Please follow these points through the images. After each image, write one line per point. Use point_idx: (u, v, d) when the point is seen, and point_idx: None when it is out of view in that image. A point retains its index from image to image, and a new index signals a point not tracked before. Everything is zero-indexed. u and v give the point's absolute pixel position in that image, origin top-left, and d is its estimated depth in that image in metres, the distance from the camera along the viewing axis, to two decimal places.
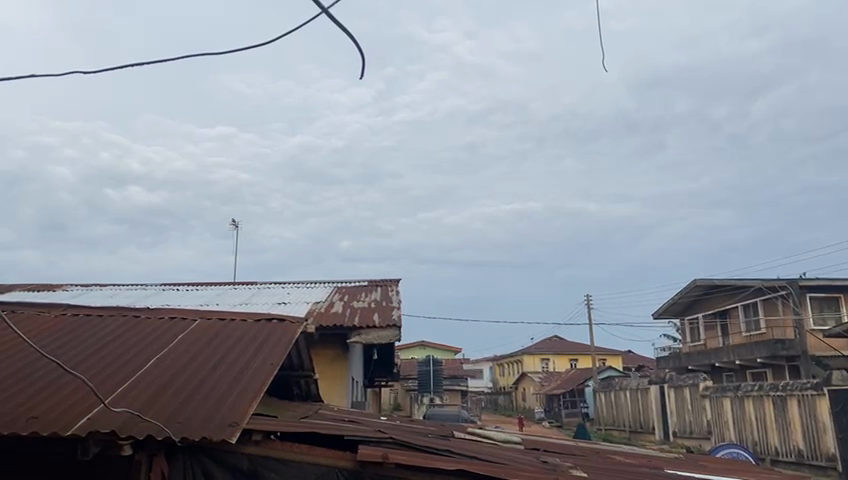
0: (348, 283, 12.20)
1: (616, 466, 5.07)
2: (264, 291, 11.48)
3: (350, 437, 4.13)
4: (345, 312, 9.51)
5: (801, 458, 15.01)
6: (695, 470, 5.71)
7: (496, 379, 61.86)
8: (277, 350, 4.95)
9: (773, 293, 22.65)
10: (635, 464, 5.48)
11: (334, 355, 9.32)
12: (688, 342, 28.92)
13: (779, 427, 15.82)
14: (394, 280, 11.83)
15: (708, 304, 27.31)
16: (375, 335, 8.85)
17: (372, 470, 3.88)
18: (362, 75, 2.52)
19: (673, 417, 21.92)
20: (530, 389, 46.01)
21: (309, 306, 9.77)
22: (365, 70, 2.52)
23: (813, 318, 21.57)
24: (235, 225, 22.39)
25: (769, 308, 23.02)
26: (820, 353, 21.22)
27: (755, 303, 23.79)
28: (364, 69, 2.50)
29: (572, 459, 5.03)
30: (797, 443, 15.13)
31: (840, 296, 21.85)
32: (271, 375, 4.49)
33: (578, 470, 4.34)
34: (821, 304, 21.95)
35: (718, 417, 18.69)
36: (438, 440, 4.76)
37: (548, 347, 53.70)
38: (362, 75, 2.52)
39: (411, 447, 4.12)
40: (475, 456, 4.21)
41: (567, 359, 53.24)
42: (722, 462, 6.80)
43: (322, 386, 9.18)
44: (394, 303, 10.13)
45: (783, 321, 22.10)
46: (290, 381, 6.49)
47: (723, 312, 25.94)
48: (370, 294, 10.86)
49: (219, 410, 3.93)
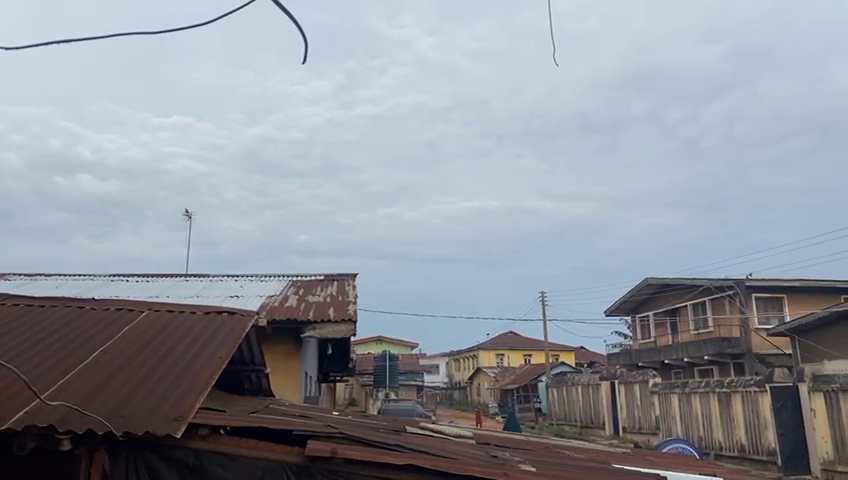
0: (303, 277, 12.07)
1: (566, 460, 5.14)
2: (218, 284, 11.24)
3: (299, 431, 4.07)
4: (300, 306, 9.40)
5: (743, 453, 15.50)
6: (644, 464, 5.81)
7: (452, 374, 62.26)
8: (226, 343, 4.88)
9: (721, 292, 23.29)
10: (585, 459, 5.56)
11: (287, 349, 9.22)
12: (639, 339, 29.51)
13: (724, 423, 16.29)
14: (351, 274, 11.73)
15: (659, 303, 27.95)
16: (330, 330, 8.75)
17: (320, 466, 3.84)
18: (303, 60, 2.11)
19: (623, 412, 22.40)
20: (485, 384, 46.40)
21: (263, 300, 9.62)
22: (305, 53, 2.11)
23: (758, 317, 22.24)
24: (187, 215, 21.83)
25: (717, 307, 23.68)
26: (763, 350, 22.03)
27: (704, 302, 24.44)
28: (305, 54, 2.11)
29: (521, 454, 5.07)
30: (740, 439, 15.62)
31: (784, 296, 22.54)
32: (220, 368, 4.41)
33: (527, 465, 4.38)
34: (766, 303, 22.63)
35: (667, 412, 19.14)
36: (388, 435, 4.74)
37: (503, 343, 54.22)
38: (302, 61, 2.12)
39: (360, 441, 4.10)
40: (423, 451, 4.21)
41: (521, 354, 53.79)
42: (670, 457, 6.93)
43: (274, 381, 9.09)
44: (350, 298, 10.06)
45: (731, 319, 22.79)
46: (240, 376, 6.40)
47: (673, 310, 26.57)
48: (325, 288, 10.76)
49: (163, 404, 3.84)
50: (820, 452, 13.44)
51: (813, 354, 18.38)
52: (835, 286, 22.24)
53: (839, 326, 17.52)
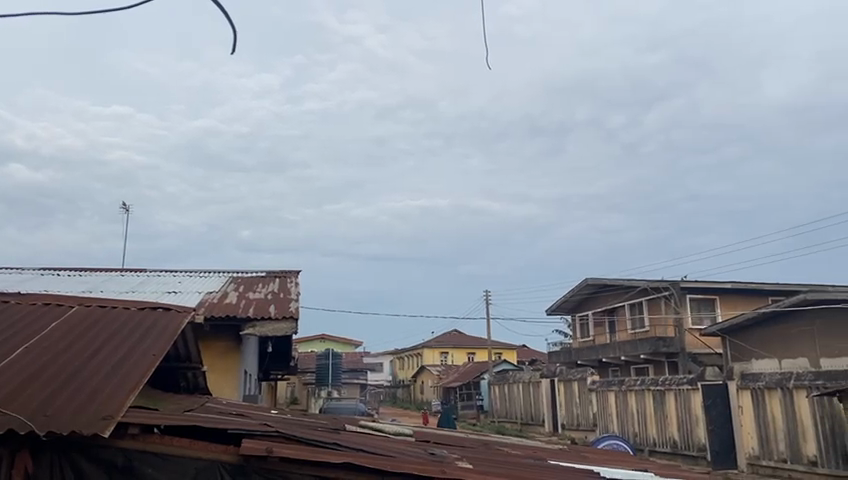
0: (244, 273, 11.87)
1: (503, 457, 5.19)
2: (155, 279, 10.93)
3: (234, 430, 3.99)
4: (240, 303, 9.24)
5: (675, 449, 16.03)
6: (578, 460, 5.92)
7: (396, 372, 62.30)
8: (161, 339, 4.75)
9: (657, 293, 24.03)
10: (522, 456, 5.63)
11: (226, 347, 9.05)
12: (578, 338, 30.16)
13: (658, 419, 16.81)
14: (294, 271, 11.60)
15: (598, 303, 28.62)
16: (270, 328, 8.60)
17: (255, 464, 3.79)
18: (233, 47, 2.40)
19: (562, 409, 22.87)
20: (429, 382, 46.59)
21: (202, 297, 9.41)
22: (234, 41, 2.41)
23: (691, 317, 23.05)
24: (124, 207, 21.11)
25: (653, 307, 24.43)
26: (695, 349, 22.84)
27: (641, 302, 25.17)
28: (234, 44, 2.40)
29: (458, 451, 5.10)
30: (672, 435, 16.15)
31: (716, 298, 23.39)
32: (152, 365, 4.30)
33: (464, 461, 4.41)
34: (700, 304, 23.46)
35: (604, 409, 19.60)
36: (327, 434, 4.69)
37: (446, 341, 54.57)
38: (231, 50, 2.40)
39: (295, 440, 4.05)
40: (360, 449, 4.19)
41: (465, 352, 54.22)
42: (603, 452, 7.11)
43: (212, 380, 8.92)
44: (292, 295, 9.94)
45: (665, 319, 23.58)
46: (176, 374, 6.24)
47: (612, 310, 27.26)
48: (267, 285, 10.61)
49: (91, 402, 3.71)
50: (747, 447, 14.03)
51: (741, 353, 19.19)
52: (763, 288, 23.22)
53: (765, 328, 18.37)
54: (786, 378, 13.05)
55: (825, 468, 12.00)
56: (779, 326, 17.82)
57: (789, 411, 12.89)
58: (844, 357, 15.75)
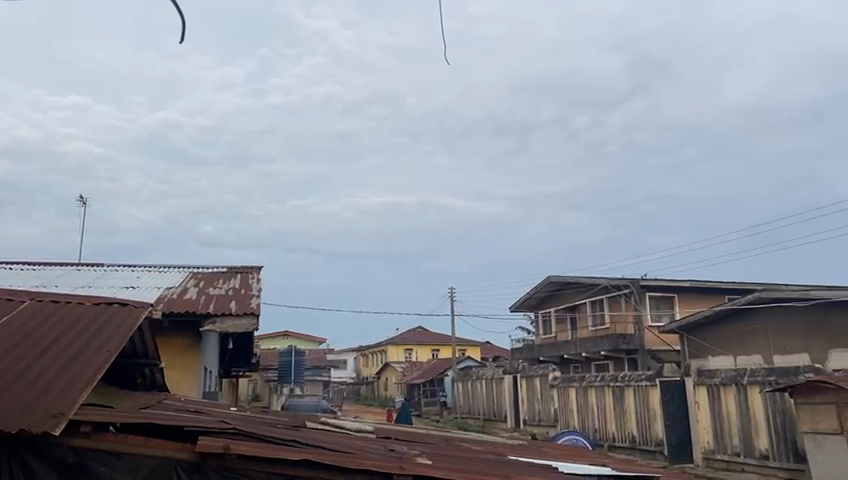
0: (205, 268, 11.70)
1: (463, 453, 5.22)
2: (112, 274, 10.69)
3: (190, 427, 3.93)
4: (200, 298, 9.10)
5: (634, 444, 16.34)
6: (537, 456, 5.97)
7: (360, 369, 62.17)
8: (116, 335, 4.64)
9: (618, 291, 24.43)
10: (482, 451, 5.67)
11: (186, 343, 8.91)
12: (541, 334, 30.48)
13: (617, 415, 17.11)
14: (256, 267, 11.47)
15: (560, 300, 28.97)
16: (231, 324, 8.47)
17: (212, 462, 3.74)
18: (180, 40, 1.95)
19: (524, 405, 23.10)
20: (393, 379, 46.63)
21: (160, 293, 9.22)
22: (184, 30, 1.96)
23: (650, 315, 23.50)
24: (81, 200, 20.59)
25: (614, 305, 24.83)
26: (655, 346, 23.28)
27: (602, 299, 25.56)
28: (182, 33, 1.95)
29: (418, 447, 5.12)
30: (631, 430, 16.45)
31: (674, 296, 23.88)
32: (106, 361, 4.20)
33: (424, 457, 4.43)
34: (659, 302, 23.93)
35: (564, 405, 19.86)
36: (286, 431, 4.66)
37: (411, 338, 54.63)
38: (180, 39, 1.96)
39: (254, 437, 4.01)
40: (319, 445, 4.17)
41: (429, 349, 54.36)
42: (562, 448, 7.18)
43: (170, 377, 8.77)
44: (253, 291, 9.82)
45: (626, 316, 23.96)
46: (132, 371, 6.13)
47: (573, 307, 27.63)
48: (228, 281, 10.47)
49: (42, 400, 3.62)
50: (703, 441, 14.35)
51: (698, 350, 19.63)
52: (720, 287, 23.77)
53: (721, 325, 18.82)
54: (740, 375, 13.39)
55: (776, 462, 12.37)
56: (735, 324, 18.27)
57: (743, 407, 13.23)
58: (796, 354, 16.24)
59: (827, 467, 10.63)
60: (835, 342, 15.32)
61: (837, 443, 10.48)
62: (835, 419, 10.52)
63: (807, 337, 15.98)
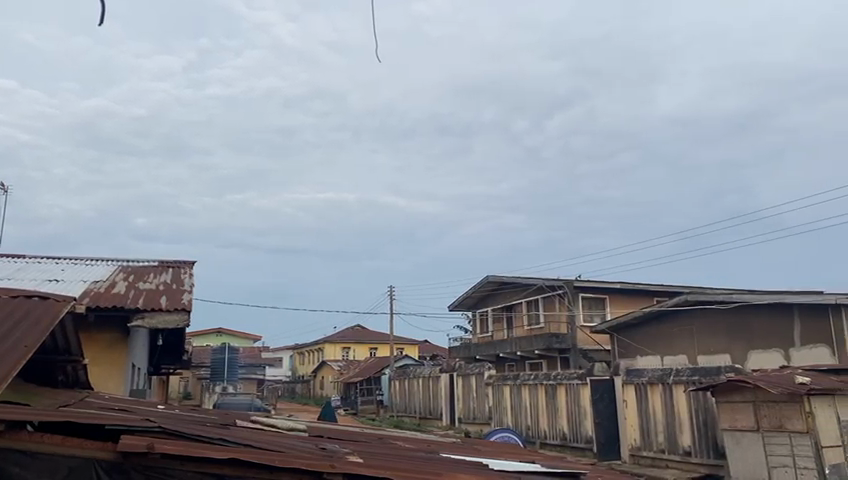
0: (136, 262, 11.32)
1: (395, 451, 5.20)
2: (34, 267, 10.21)
3: (112, 426, 3.79)
4: (128, 293, 8.81)
5: (564, 441, 16.73)
6: (469, 453, 6.01)
7: (296, 368, 61.47)
8: (35, 330, 4.43)
9: (552, 291, 24.94)
10: (414, 449, 5.67)
11: (112, 339, 8.62)
12: (478, 334, 30.81)
13: (548, 413, 17.49)
14: (188, 262, 11.18)
15: (497, 299, 29.36)
16: (161, 320, 8.23)
17: (135, 461, 3.62)
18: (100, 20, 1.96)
19: (460, 403, 23.32)
20: (330, 378, 46.30)
21: (86, 286, 8.87)
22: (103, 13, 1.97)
23: (583, 315, 24.10)
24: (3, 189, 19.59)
25: (549, 305, 25.35)
26: (586, 346, 23.89)
27: (537, 300, 26.06)
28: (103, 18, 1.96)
29: (350, 445, 5.07)
30: (562, 428, 16.83)
31: (606, 297, 24.54)
32: (24, 357, 4.00)
33: (355, 456, 4.40)
34: (591, 302, 24.56)
35: (498, 403, 20.15)
36: (215, 429, 4.57)
37: (348, 336, 54.38)
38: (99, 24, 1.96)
39: (180, 436, 3.91)
40: (248, 444, 4.10)
41: (367, 347, 54.19)
42: (494, 445, 7.26)
43: (95, 374, 8.48)
44: (186, 287, 9.57)
45: (560, 316, 24.53)
46: (53, 368, 5.88)
47: (510, 307, 28.06)
48: (159, 276, 10.16)
49: None
50: (630, 438, 14.81)
51: (627, 350, 20.24)
52: (650, 288, 24.55)
53: (649, 326, 19.49)
54: (666, 374, 13.85)
55: (698, 458, 12.89)
56: (662, 325, 18.94)
57: (668, 405, 13.72)
58: (718, 354, 16.94)
59: (744, 463, 11.14)
60: (755, 343, 16.03)
61: (753, 440, 11.01)
62: (752, 417, 11.05)
63: (730, 337, 16.67)
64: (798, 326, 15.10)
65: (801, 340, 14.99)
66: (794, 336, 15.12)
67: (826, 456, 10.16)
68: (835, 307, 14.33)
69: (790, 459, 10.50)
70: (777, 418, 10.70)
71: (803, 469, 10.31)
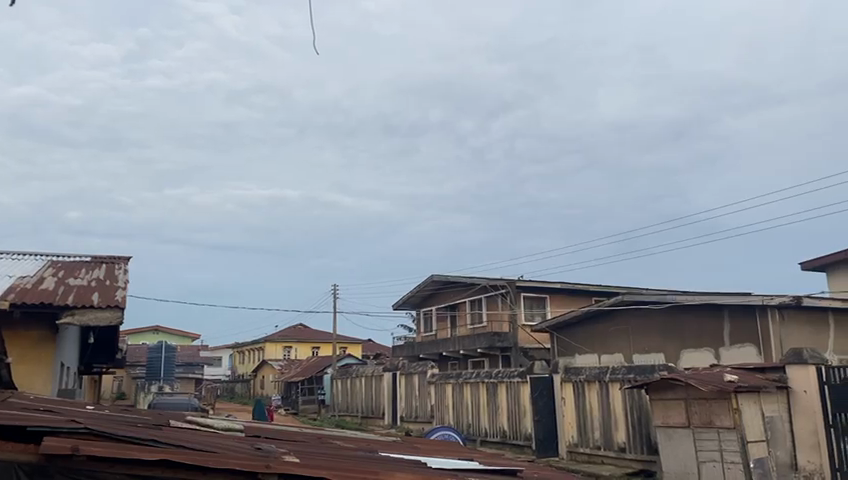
0: (67, 258, 10.88)
1: (334, 451, 5.15)
2: None
3: (35, 428, 3.63)
4: (58, 290, 8.45)
5: (504, 438, 16.94)
6: (408, 452, 6.01)
7: (236, 367, 60.38)
8: None
9: (495, 291, 25.23)
10: (353, 448, 5.63)
11: (39, 338, 8.26)
12: (421, 332, 30.91)
13: (489, 411, 17.68)
14: (123, 258, 10.81)
15: (441, 298, 29.53)
16: (92, 317, 7.93)
17: (59, 463, 3.47)
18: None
19: (402, 402, 23.34)
20: (270, 377, 45.66)
21: (12, 282, 8.48)
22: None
23: (525, 314, 24.48)
24: None
25: (492, 304, 25.65)
26: (527, 345, 24.28)
27: (480, 299, 26.33)
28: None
29: (287, 446, 4.99)
30: (502, 425, 17.04)
31: (547, 296, 24.97)
32: None
33: (292, 456, 4.34)
34: (532, 301, 24.96)
35: (441, 401, 20.25)
36: (147, 430, 4.43)
37: (290, 335, 53.72)
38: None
39: (108, 437, 3.77)
40: (181, 445, 3.99)
41: (309, 347, 53.63)
42: (433, 443, 7.29)
43: (20, 374, 8.13)
44: (119, 283, 9.24)
45: (502, 315, 24.86)
46: None
47: (453, 306, 28.25)
48: (91, 272, 9.78)
49: None
50: (568, 435, 15.10)
51: (567, 349, 20.65)
52: (589, 289, 25.12)
53: (587, 325, 19.94)
54: (604, 372, 14.19)
55: (633, 454, 13.26)
56: (600, 324, 19.40)
57: (605, 402, 14.06)
58: (652, 353, 17.48)
59: (675, 458, 11.51)
60: (687, 342, 16.60)
61: (685, 436, 11.38)
62: (684, 413, 11.42)
63: (663, 337, 17.22)
64: (728, 326, 15.71)
65: (730, 339, 15.60)
66: (723, 336, 15.73)
67: (750, 450, 10.64)
68: (761, 308, 14.97)
69: (718, 454, 10.91)
70: (706, 415, 11.12)
71: (730, 464, 10.74)
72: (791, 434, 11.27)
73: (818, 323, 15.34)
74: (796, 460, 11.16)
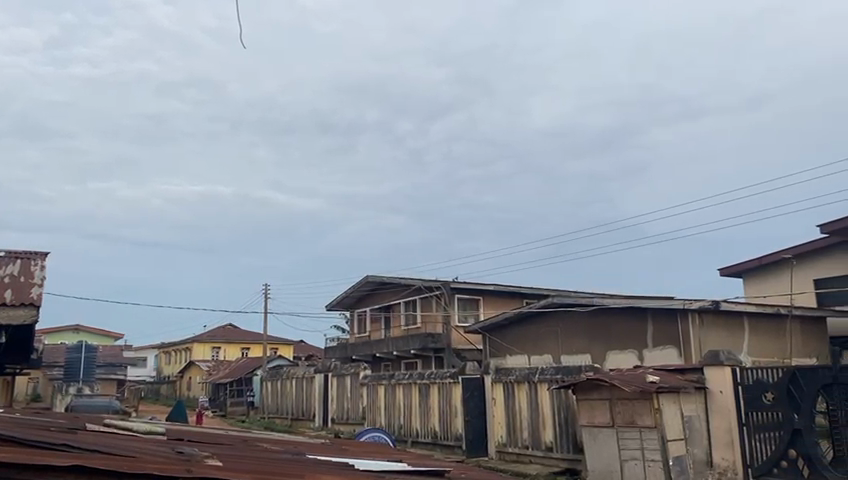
0: None
1: (259, 453, 5.05)
2: None
3: None
4: None
5: (435, 439, 17.04)
6: (336, 453, 5.95)
7: (161, 368, 58.55)
8: None
9: (430, 292, 25.35)
10: (280, 451, 5.53)
11: None
12: (354, 333, 30.73)
13: (421, 412, 17.74)
14: (39, 253, 10.27)
15: (375, 299, 29.46)
16: (4, 315, 7.54)
17: None
18: None
19: (333, 404, 23.14)
20: (198, 378, 44.49)
21: None
22: None
23: (458, 315, 24.69)
24: None
25: (426, 305, 25.77)
26: (460, 346, 24.49)
27: (414, 300, 26.41)
28: None
29: (211, 448, 4.86)
30: (434, 427, 17.14)
31: (480, 298, 25.26)
32: None
33: (215, 459, 4.24)
34: (465, 303, 25.19)
35: (372, 402, 20.19)
36: (62, 434, 4.22)
37: (219, 335, 52.48)
38: None
39: (16, 442, 3.58)
40: (96, 449, 3.82)
41: (238, 347, 52.53)
42: (362, 445, 7.23)
43: None
44: (36, 280, 8.79)
45: (436, 316, 25.02)
46: None
47: (387, 307, 28.23)
48: (5, 267, 9.27)
49: None
50: (497, 435, 15.32)
51: (498, 350, 20.95)
52: (521, 291, 25.56)
53: (518, 326, 20.27)
54: (532, 373, 14.46)
55: (559, 453, 13.57)
56: (530, 325, 19.75)
57: (533, 403, 14.33)
58: (580, 354, 17.95)
59: (599, 457, 11.85)
60: (613, 344, 17.10)
61: (608, 435, 11.72)
62: (608, 413, 11.77)
63: (590, 338, 17.69)
64: (651, 329, 16.26)
65: (653, 341, 16.17)
66: (647, 337, 16.29)
67: (670, 448, 11.06)
68: (682, 312, 15.56)
69: (639, 453, 11.29)
70: (629, 415, 11.48)
71: (651, 462, 11.13)
72: (707, 432, 11.76)
73: (734, 326, 16.07)
74: (711, 458, 11.67)
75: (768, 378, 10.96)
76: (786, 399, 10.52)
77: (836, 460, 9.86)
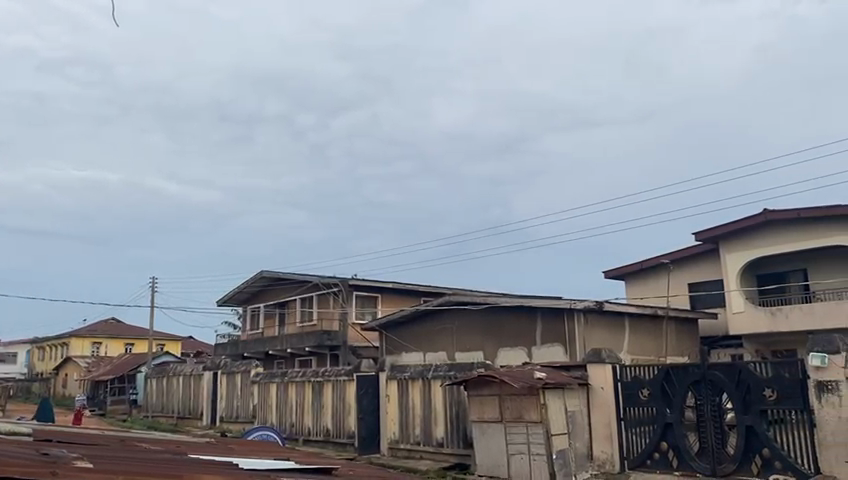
0: None
1: (138, 454, 4.80)
2: None
3: None
4: None
5: (327, 437, 16.89)
6: (222, 453, 5.75)
7: (34, 364, 54.61)
8: None
9: (327, 289, 25.08)
10: (160, 451, 5.28)
11: None
12: (247, 330, 29.91)
13: (313, 409, 17.53)
14: None
15: (269, 295, 28.82)
16: None
17: None
18: None
19: (222, 402, 22.42)
20: (75, 375, 41.83)
21: None
22: None
23: (355, 312, 24.58)
24: None
25: (322, 302, 25.49)
26: (356, 343, 24.38)
27: (311, 296, 26.05)
28: None
29: (82, 450, 4.57)
30: (326, 425, 16.98)
31: (378, 296, 25.28)
32: None
33: (86, 460, 3.99)
34: (363, 300, 25.13)
35: (264, 400, 19.72)
36: None
37: (101, 330, 49.60)
38: None
39: None
40: None
41: (122, 343, 49.83)
42: (252, 444, 7.04)
43: None
44: None
45: (333, 313, 24.80)
46: None
47: (282, 303, 27.69)
48: None
49: None
50: (389, 432, 15.36)
51: (394, 347, 21.02)
52: (418, 289, 25.79)
53: (414, 324, 20.43)
54: (426, 370, 14.64)
55: (449, 448, 13.81)
56: (426, 324, 19.97)
57: (425, 400, 14.51)
58: (473, 352, 18.33)
59: (488, 451, 12.17)
60: (504, 342, 17.59)
61: (497, 430, 12.07)
62: (497, 409, 12.09)
63: (483, 336, 18.12)
64: (540, 327, 16.84)
65: (541, 339, 16.76)
66: (536, 335, 16.87)
67: (553, 443, 11.51)
68: (569, 312, 16.23)
69: (525, 447, 11.68)
70: (517, 411, 11.83)
71: (536, 456, 11.53)
72: (589, 426, 12.30)
73: (616, 325, 16.96)
74: (591, 451, 12.23)
75: (644, 375, 11.63)
76: (660, 396, 11.23)
77: (700, 451, 10.64)
